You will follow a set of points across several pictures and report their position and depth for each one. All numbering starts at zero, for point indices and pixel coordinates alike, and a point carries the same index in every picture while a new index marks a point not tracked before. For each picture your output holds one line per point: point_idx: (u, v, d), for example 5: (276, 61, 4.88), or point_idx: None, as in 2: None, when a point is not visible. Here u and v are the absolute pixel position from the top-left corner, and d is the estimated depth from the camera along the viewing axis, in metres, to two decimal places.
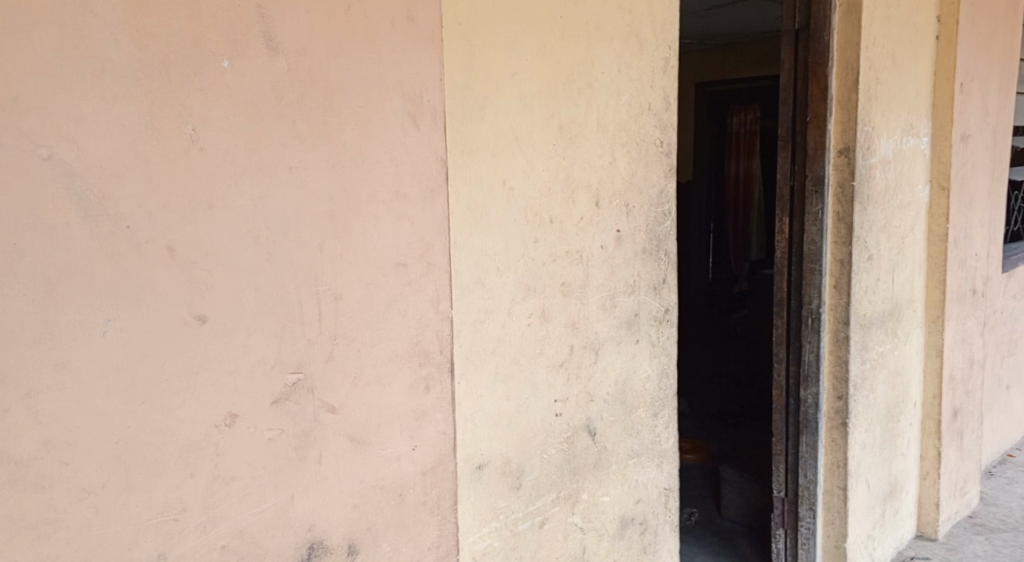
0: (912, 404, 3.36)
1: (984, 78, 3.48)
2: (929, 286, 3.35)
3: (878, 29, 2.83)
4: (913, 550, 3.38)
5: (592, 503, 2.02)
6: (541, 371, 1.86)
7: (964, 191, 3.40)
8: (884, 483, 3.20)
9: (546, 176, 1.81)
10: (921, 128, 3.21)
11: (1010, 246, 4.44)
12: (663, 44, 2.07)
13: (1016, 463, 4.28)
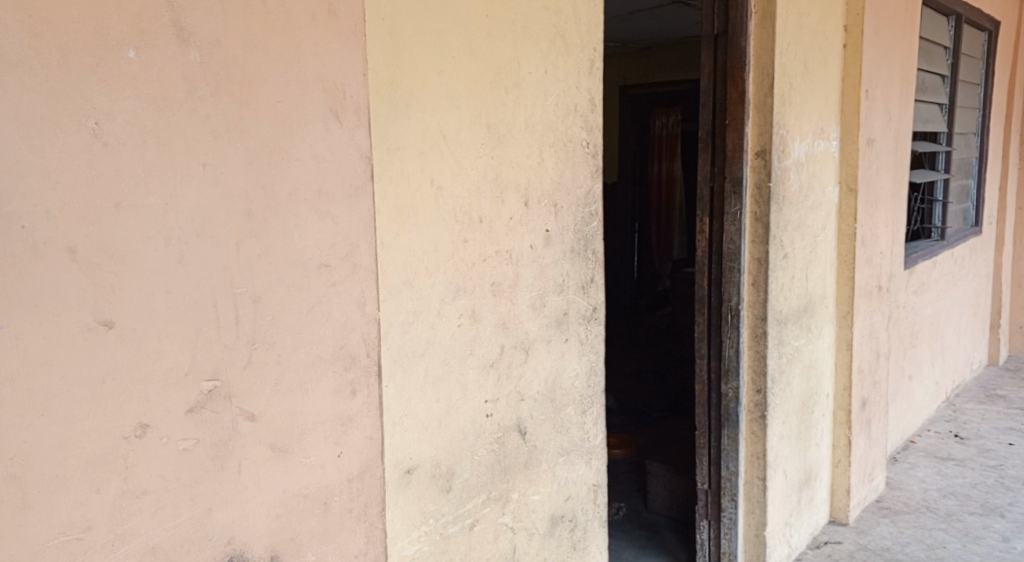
0: (825, 395, 3.44)
1: (886, 87, 3.59)
2: (839, 283, 3.43)
3: (791, 37, 2.89)
4: (826, 535, 3.46)
5: (521, 502, 2.01)
6: (472, 371, 1.83)
7: (870, 194, 3.50)
8: (799, 471, 3.26)
9: (474, 176, 1.79)
10: (832, 131, 3.29)
11: (910, 245, 4.58)
12: (588, 46, 2.06)
13: (918, 449, 4.43)
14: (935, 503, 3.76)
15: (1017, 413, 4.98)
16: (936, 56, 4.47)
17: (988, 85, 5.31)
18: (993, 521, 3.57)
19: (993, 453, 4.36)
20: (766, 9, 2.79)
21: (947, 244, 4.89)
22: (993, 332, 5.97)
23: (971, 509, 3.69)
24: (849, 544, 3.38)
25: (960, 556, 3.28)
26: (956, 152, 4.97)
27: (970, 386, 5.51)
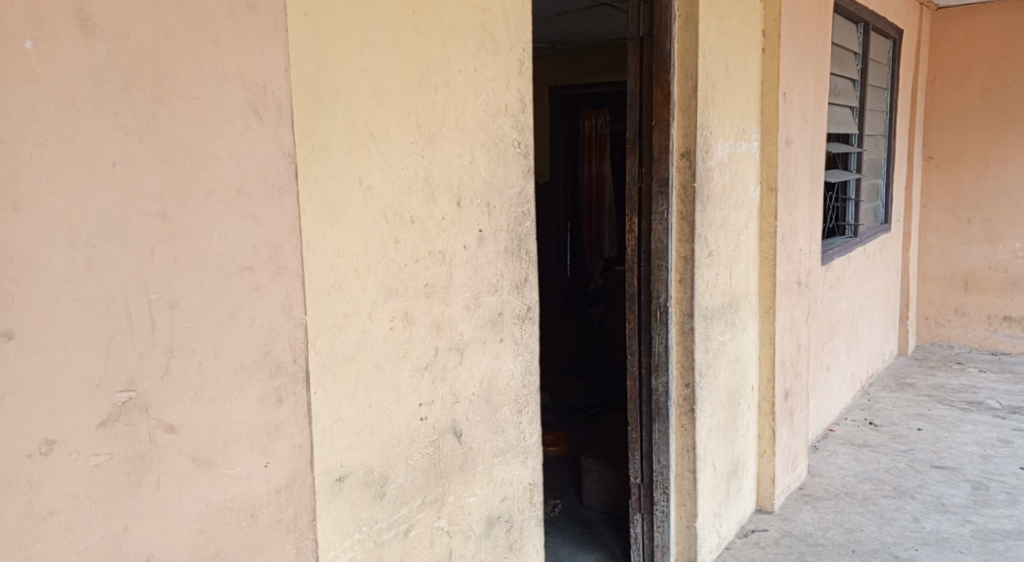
0: (750, 388, 3.50)
1: (802, 92, 3.66)
2: (761, 279, 3.48)
3: (713, 40, 2.93)
4: (753, 523, 3.52)
5: (457, 505, 1.97)
6: (406, 374, 1.80)
7: (789, 193, 3.57)
8: (727, 462, 3.30)
9: (405, 176, 1.75)
10: (753, 132, 3.33)
11: (825, 242, 4.68)
12: (517, 46, 2.04)
13: (836, 436, 4.54)
14: (853, 488, 3.87)
15: (926, 399, 5.16)
16: (847, 61, 4.58)
17: (894, 90, 5.47)
18: (906, 503, 3.70)
19: (905, 438, 4.51)
20: (689, 12, 2.82)
21: (860, 240, 5.02)
22: (902, 323, 6.16)
23: (884, 492, 3.81)
24: (775, 532, 3.44)
25: (877, 538, 3.38)
26: (866, 153, 5.11)
27: (882, 374, 5.68)
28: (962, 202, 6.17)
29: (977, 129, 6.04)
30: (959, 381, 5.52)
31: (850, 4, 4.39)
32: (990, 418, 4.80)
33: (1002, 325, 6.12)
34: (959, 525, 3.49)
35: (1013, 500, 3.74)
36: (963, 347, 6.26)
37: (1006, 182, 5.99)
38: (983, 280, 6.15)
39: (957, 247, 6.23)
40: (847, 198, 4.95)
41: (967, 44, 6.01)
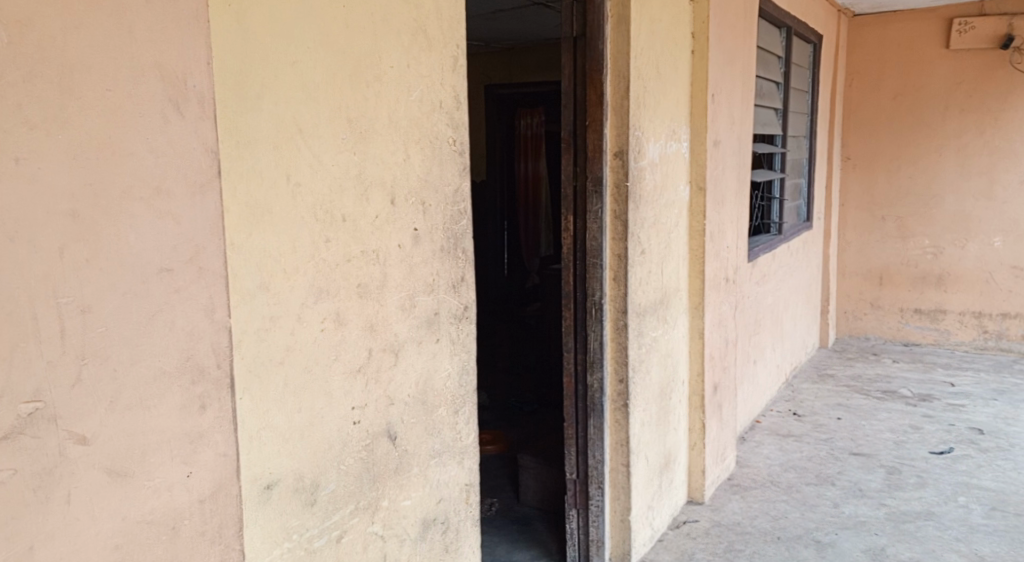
0: (681, 383, 3.52)
1: (729, 94, 3.70)
2: (691, 276, 3.51)
3: (645, 41, 2.93)
4: (684, 515, 3.55)
5: (392, 509, 1.93)
6: (337, 376, 1.75)
7: (717, 192, 3.60)
8: (660, 455, 3.32)
9: (335, 173, 1.70)
10: (682, 133, 3.36)
11: (751, 239, 4.74)
12: (451, 42, 2.00)
13: (762, 427, 4.61)
14: (778, 477, 3.93)
15: (845, 389, 5.29)
16: (771, 64, 4.65)
17: (816, 93, 5.58)
18: (827, 489, 3.78)
19: (826, 427, 4.60)
20: (621, 13, 2.82)
21: (784, 238, 5.11)
22: (823, 317, 6.29)
23: (807, 480, 3.89)
24: (705, 522, 3.48)
25: (801, 524, 3.45)
26: (789, 154, 5.20)
27: (804, 367, 5.80)
28: (877, 201, 6.33)
29: (891, 131, 6.21)
30: (876, 371, 5.68)
31: (774, 9, 4.46)
32: (903, 406, 4.95)
33: (914, 318, 6.31)
34: (875, 509, 3.59)
35: (924, 483, 3.86)
36: (878, 339, 6.44)
37: (917, 182, 6.17)
38: (897, 275, 6.33)
39: (873, 244, 6.39)
40: (771, 197, 5.04)
41: (881, 50, 6.16)
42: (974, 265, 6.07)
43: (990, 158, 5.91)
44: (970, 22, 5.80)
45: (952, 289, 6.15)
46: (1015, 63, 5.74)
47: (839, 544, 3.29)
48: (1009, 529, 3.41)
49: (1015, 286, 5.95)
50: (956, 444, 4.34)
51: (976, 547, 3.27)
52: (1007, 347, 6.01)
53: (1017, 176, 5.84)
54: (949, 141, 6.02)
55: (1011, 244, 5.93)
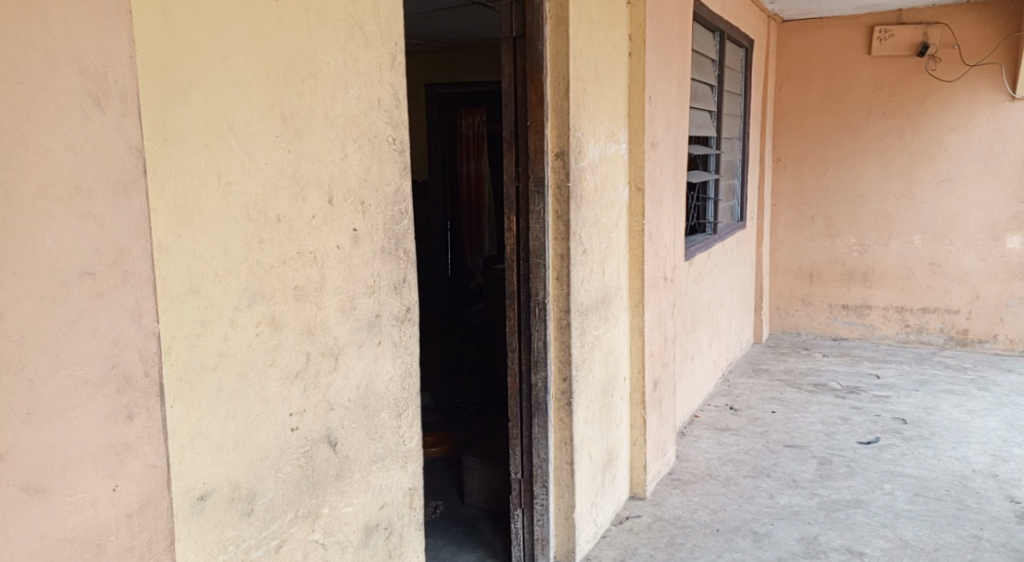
0: (623, 379, 3.52)
1: (666, 96, 3.72)
2: (630, 275, 3.52)
3: (584, 43, 2.93)
4: (627, 511, 3.55)
5: (333, 516, 1.89)
6: (273, 382, 1.70)
7: (655, 192, 3.61)
8: (603, 453, 3.32)
9: (269, 171, 1.66)
10: (621, 135, 3.36)
11: (688, 239, 4.78)
12: (389, 40, 1.96)
13: (700, 422, 4.65)
14: (716, 470, 3.97)
15: (778, 383, 5.37)
16: (706, 68, 4.70)
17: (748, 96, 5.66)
18: (762, 481, 3.83)
19: (761, 420, 4.67)
20: (560, 15, 2.80)
21: (719, 238, 5.16)
22: (758, 313, 6.39)
23: (744, 472, 3.94)
24: (647, 517, 3.49)
25: (738, 516, 3.49)
26: (724, 155, 5.26)
27: (740, 362, 5.88)
28: (806, 200, 6.44)
29: (818, 134, 6.32)
30: (807, 365, 5.79)
31: (708, 13, 4.51)
32: (833, 398, 5.05)
33: (841, 313, 6.45)
34: (807, 498, 3.65)
35: (853, 472, 3.94)
36: (809, 334, 6.57)
37: (843, 183, 6.30)
38: (826, 272, 6.46)
39: (802, 242, 6.51)
40: (706, 197, 5.08)
41: (807, 55, 6.26)
42: (896, 262, 6.23)
43: (909, 159, 6.07)
44: (889, 30, 5.95)
45: (877, 285, 6.31)
46: (931, 70, 5.92)
47: (775, 533, 3.34)
48: (931, 514, 3.50)
49: (933, 283, 6.14)
50: (881, 433, 4.44)
51: (901, 532, 3.35)
52: (926, 340, 6.21)
53: (934, 176, 6.01)
54: (872, 143, 6.16)
55: (930, 241, 6.11)
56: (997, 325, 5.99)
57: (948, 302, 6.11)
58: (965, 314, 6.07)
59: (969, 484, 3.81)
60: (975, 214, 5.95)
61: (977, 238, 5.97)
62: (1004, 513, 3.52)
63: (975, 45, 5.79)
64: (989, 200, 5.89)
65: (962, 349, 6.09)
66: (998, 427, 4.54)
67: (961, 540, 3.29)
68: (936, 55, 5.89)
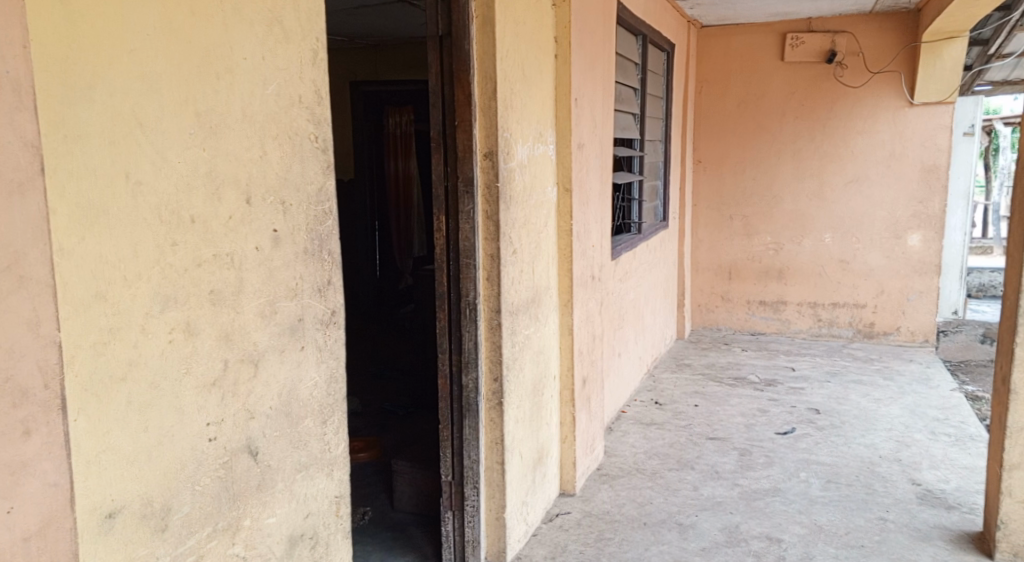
0: (553, 377, 3.50)
1: (592, 99, 3.72)
2: (559, 274, 3.50)
3: (510, 44, 2.90)
4: (557, 507, 3.54)
5: (253, 529, 1.81)
6: (190, 390, 1.63)
7: (582, 193, 3.60)
8: (533, 451, 3.29)
9: (182, 170, 1.58)
10: (548, 136, 3.34)
11: (614, 239, 4.79)
12: (310, 35, 1.88)
13: (627, 417, 4.67)
14: (643, 464, 3.99)
15: (700, 377, 5.44)
16: (629, 71, 4.73)
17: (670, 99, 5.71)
18: (687, 473, 3.87)
19: (685, 414, 4.71)
20: (486, 15, 2.77)
21: (644, 238, 5.19)
22: (681, 310, 6.46)
23: (669, 465, 3.97)
24: (577, 513, 3.48)
25: (664, 509, 3.52)
26: (648, 157, 5.30)
27: (663, 357, 5.93)
28: (726, 201, 6.54)
29: (737, 136, 6.42)
30: (727, 359, 5.88)
31: (631, 15, 4.53)
32: (752, 391, 5.13)
33: (759, 309, 6.57)
34: (729, 488, 3.70)
35: (771, 461, 4.00)
36: (729, 330, 6.68)
37: (760, 184, 6.42)
38: (743, 270, 6.58)
39: (721, 242, 6.61)
40: (631, 198, 5.10)
41: (727, 59, 6.34)
42: (809, 259, 6.38)
43: (821, 161, 6.22)
44: (801, 37, 6.08)
45: (791, 281, 6.45)
46: (839, 76, 6.08)
47: (699, 524, 3.37)
48: (842, 499, 3.59)
49: (843, 278, 6.30)
50: (797, 424, 4.53)
51: (816, 518, 3.42)
52: (837, 334, 6.38)
53: (843, 176, 6.18)
54: (787, 145, 6.29)
55: (839, 240, 6.27)
56: (899, 318, 6.21)
57: (856, 297, 6.29)
58: (872, 308, 6.26)
59: (876, 469, 3.91)
60: (879, 214, 6.14)
61: (882, 236, 6.16)
62: (907, 495, 3.63)
63: (878, 53, 5.96)
64: (891, 199, 6.09)
65: (869, 341, 6.30)
66: (902, 414, 4.69)
67: (869, 522, 3.38)
68: (843, 62, 6.05)
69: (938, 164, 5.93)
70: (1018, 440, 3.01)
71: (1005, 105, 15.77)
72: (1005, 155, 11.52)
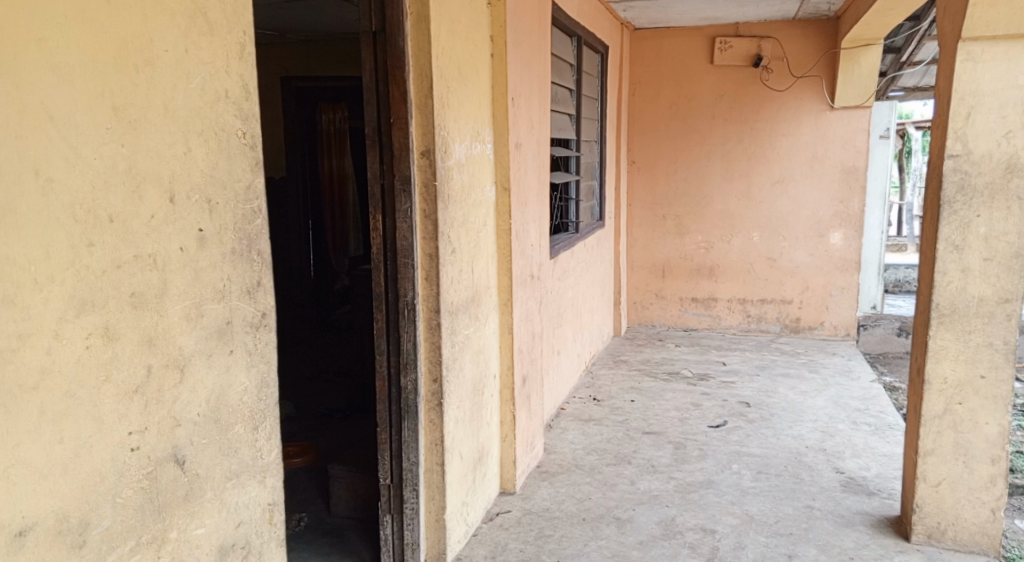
0: (493, 377, 3.46)
1: (529, 100, 3.69)
2: (499, 273, 3.47)
3: (446, 42, 2.85)
4: (497, 507, 3.50)
5: (181, 540, 1.73)
6: (109, 398, 1.56)
7: (520, 193, 3.57)
8: (473, 451, 3.25)
9: (99, 168, 1.52)
10: (486, 135, 3.30)
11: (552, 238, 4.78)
12: (237, 28, 1.81)
13: (567, 414, 4.66)
14: (582, 460, 3.98)
15: (636, 373, 5.47)
16: (565, 71, 4.72)
17: (604, 100, 5.73)
18: (624, 468, 3.88)
19: (622, 410, 4.73)
20: (421, 12, 2.72)
21: (581, 237, 5.20)
22: (617, 308, 6.48)
23: (607, 460, 3.97)
24: (517, 512, 3.45)
25: (602, 504, 3.51)
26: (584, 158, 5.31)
27: (601, 354, 5.95)
28: (659, 201, 6.58)
29: (669, 137, 6.46)
30: (662, 355, 5.93)
31: (566, 17, 4.52)
32: (685, 386, 5.17)
33: (691, 305, 6.64)
34: (665, 482, 3.71)
35: (704, 454, 4.04)
36: (663, 326, 6.73)
37: (691, 184, 6.48)
38: (676, 268, 6.63)
39: (655, 240, 6.65)
40: (568, 198, 5.10)
41: (659, 61, 6.38)
42: (738, 257, 6.47)
43: (748, 161, 6.31)
44: (729, 41, 6.16)
45: (721, 278, 6.53)
46: (765, 79, 6.17)
47: (636, 518, 3.38)
48: (772, 489, 3.63)
49: (770, 275, 6.41)
50: (728, 417, 4.58)
51: (747, 508, 3.46)
52: (765, 329, 6.49)
53: (769, 177, 6.29)
54: (716, 146, 6.37)
55: (767, 238, 6.38)
56: (823, 314, 6.35)
57: (783, 293, 6.41)
58: (797, 304, 6.39)
59: (803, 459, 3.98)
60: (804, 213, 6.26)
61: (806, 234, 6.29)
62: (831, 483, 3.70)
63: (801, 57, 6.08)
64: (815, 200, 6.23)
65: (795, 336, 6.42)
66: (826, 405, 4.79)
67: (797, 511, 3.43)
68: (768, 66, 6.14)
69: (856, 165, 6.09)
70: (931, 429, 3.09)
71: (917, 111, 16.26)
72: (917, 158, 11.87)
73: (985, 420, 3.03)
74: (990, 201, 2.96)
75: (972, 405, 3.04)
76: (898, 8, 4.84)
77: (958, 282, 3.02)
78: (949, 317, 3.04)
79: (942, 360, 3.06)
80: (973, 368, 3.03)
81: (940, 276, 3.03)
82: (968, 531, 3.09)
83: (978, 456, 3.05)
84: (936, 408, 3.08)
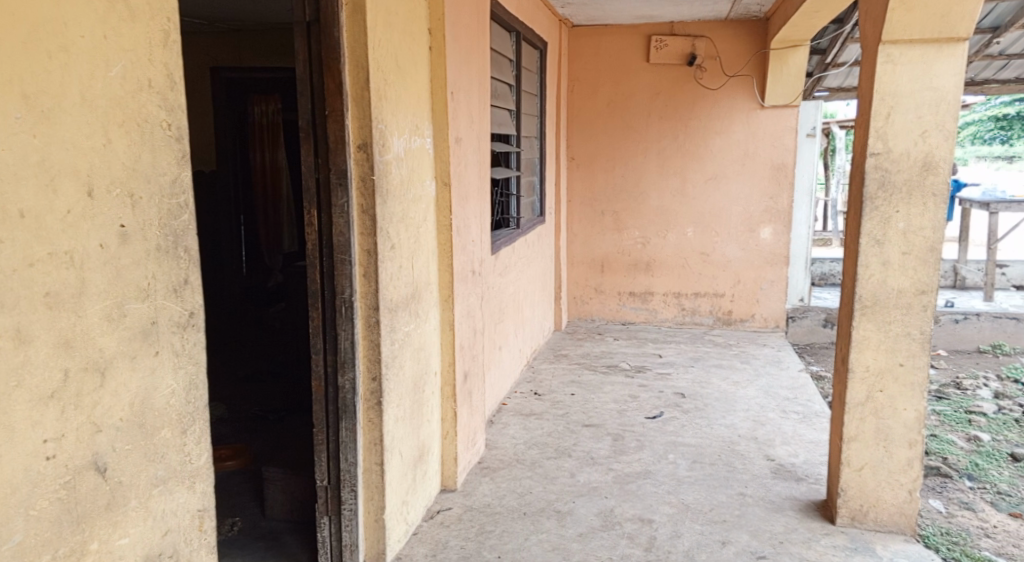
0: (433, 373, 3.40)
1: (467, 94, 3.63)
2: (439, 269, 3.41)
3: (382, 33, 2.78)
4: (439, 504, 3.44)
5: (103, 550, 1.64)
6: (21, 404, 1.47)
7: (460, 188, 3.51)
8: (413, 449, 3.18)
9: (7, 161, 1.42)
10: (425, 129, 3.24)
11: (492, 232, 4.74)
12: (160, 15, 1.72)
13: (508, 409, 4.62)
14: (523, 455, 3.95)
15: (576, 367, 5.46)
16: (504, 66, 4.67)
17: (543, 96, 5.70)
18: (564, 461, 3.86)
19: (562, 403, 4.72)
20: (356, 2, 2.64)
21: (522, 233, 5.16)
22: (557, 303, 6.47)
23: (547, 454, 3.95)
24: (458, 508, 3.40)
25: (542, 497, 3.49)
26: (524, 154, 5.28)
27: (542, 349, 5.93)
28: (598, 197, 6.58)
29: (607, 134, 6.46)
30: (601, 349, 5.93)
31: (503, 11, 4.48)
32: (624, 379, 5.19)
33: (629, 299, 6.67)
34: (603, 474, 3.70)
35: (642, 446, 4.04)
36: (603, 320, 6.74)
37: (628, 181, 6.50)
38: (615, 263, 6.65)
39: (594, 236, 6.64)
40: (509, 193, 5.05)
41: (596, 59, 6.37)
42: (673, 251, 6.52)
43: (683, 159, 6.36)
44: (665, 40, 6.18)
45: (657, 273, 6.58)
46: (699, 78, 6.23)
47: (576, 511, 3.36)
48: (707, 478, 3.65)
49: (703, 270, 6.48)
50: (665, 408, 4.61)
51: (683, 497, 3.46)
52: (698, 322, 6.56)
53: (702, 174, 6.35)
54: (652, 143, 6.39)
55: (700, 233, 6.44)
56: (754, 306, 6.45)
57: (716, 287, 6.49)
58: (729, 297, 6.47)
59: (736, 448, 4.01)
60: (735, 209, 6.35)
61: (737, 229, 6.37)
62: (763, 471, 3.73)
63: (733, 57, 6.14)
64: (746, 196, 6.31)
65: (728, 328, 6.50)
66: (757, 395, 4.85)
67: (730, 499, 3.46)
68: (701, 65, 6.20)
69: (785, 162, 6.19)
70: (855, 416, 3.13)
71: (841, 110, 16.61)
72: (841, 155, 12.09)
73: (904, 407, 3.09)
74: (908, 198, 3.01)
75: (893, 393, 3.10)
76: (823, 10, 4.92)
77: (880, 275, 3.06)
78: (871, 309, 3.08)
79: (865, 351, 3.10)
80: (893, 357, 3.08)
81: (863, 270, 3.07)
82: (889, 513, 3.15)
83: (897, 441, 3.11)
84: (859, 396, 3.12)
